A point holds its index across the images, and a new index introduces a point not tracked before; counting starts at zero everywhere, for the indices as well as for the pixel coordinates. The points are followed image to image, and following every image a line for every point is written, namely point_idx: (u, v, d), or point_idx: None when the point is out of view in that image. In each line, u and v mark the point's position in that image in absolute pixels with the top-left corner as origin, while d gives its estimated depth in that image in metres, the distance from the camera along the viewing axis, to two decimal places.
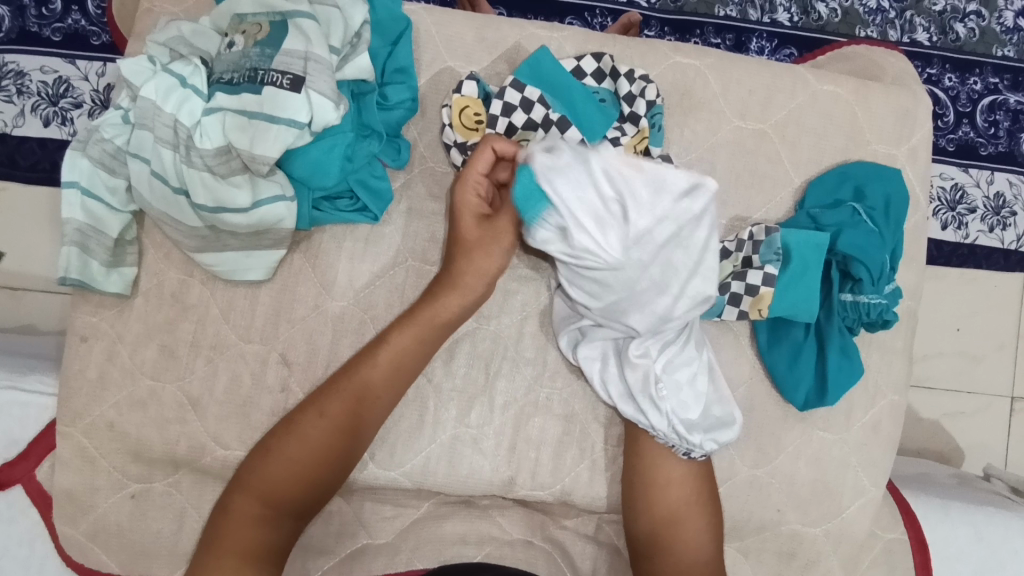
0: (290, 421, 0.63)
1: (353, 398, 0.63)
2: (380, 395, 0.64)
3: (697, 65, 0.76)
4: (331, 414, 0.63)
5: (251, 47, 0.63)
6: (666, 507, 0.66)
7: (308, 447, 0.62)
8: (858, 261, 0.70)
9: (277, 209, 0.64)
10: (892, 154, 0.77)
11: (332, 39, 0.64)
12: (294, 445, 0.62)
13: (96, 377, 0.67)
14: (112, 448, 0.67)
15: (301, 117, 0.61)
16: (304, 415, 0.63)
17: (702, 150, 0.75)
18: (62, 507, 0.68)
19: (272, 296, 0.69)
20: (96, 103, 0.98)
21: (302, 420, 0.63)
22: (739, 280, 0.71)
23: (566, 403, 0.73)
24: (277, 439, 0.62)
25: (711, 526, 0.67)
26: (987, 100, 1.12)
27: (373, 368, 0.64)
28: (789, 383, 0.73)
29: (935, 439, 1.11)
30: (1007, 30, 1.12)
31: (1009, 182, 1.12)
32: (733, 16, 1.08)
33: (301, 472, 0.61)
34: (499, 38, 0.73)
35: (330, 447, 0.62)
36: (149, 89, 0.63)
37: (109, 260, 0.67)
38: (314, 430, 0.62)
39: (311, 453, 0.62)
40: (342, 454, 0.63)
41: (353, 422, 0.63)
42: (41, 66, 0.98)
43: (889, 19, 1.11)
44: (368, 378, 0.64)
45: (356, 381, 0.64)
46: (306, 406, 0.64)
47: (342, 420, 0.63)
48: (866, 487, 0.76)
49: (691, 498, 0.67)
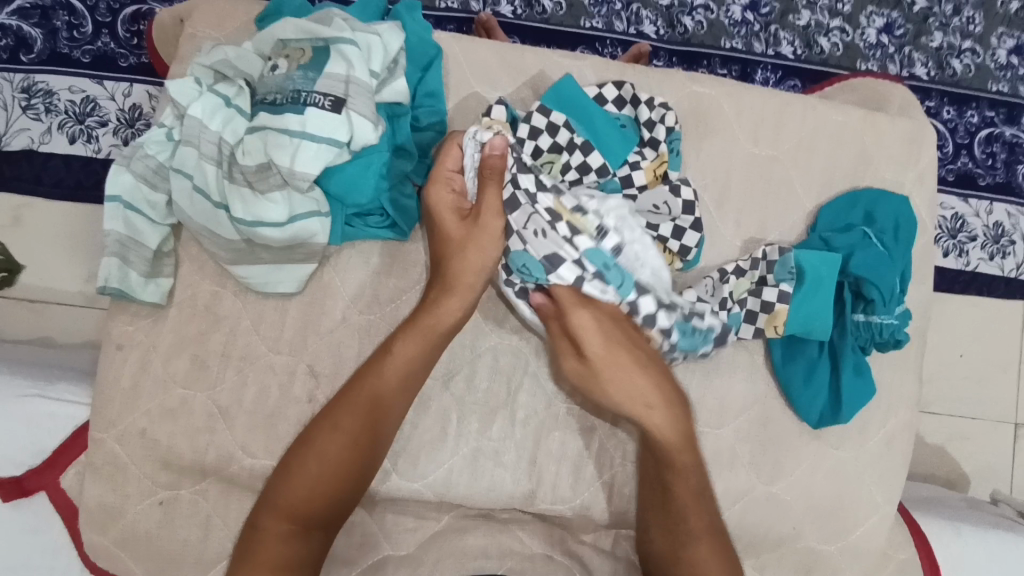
0: (306, 439, 0.64)
1: (360, 409, 0.64)
2: (386, 404, 0.66)
3: (713, 94, 0.80)
4: (345, 428, 0.64)
5: (294, 71, 0.67)
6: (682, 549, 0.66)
7: (325, 460, 0.63)
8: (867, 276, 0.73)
9: (312, 224, 0.67)
10: (898, 180, 0.81)
11: (371, 64, 0.67)
12: (313, 463, 0.63)
13: (130, 385, 0.68)
14: (142, 456, 0.68)
15: (340, 136, 0.65)
16: (319, 432, 0.64)
17: (717, 173, 0.79)
18: (90, 514, 0.68)
19: (302, 308, 0.71)
20: (121, 122, 1.02)
21: (318, 434, 0.64)
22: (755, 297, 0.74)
23: (586, 418, 0.75)
24: (296, 454, 0.63)
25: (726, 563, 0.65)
26: (984, 132, 1.16)
27: (378, 380, 0.65)
28: (804, 402, 0.75)
29: (942, 463, 1.13)
30: (1001, 66, 1.17)
31: (1007, 211, 1.16)
32: (739, 48, 1.13)
33: (325, 483, 0.62)
34: (524, 66, 0.77)
35: (346, 459, 0.63)
36: (195, 109, 0.67)
37: (147, 271, 0.69)
38: (330, 445, 0.63)
39: (327, 464, 0.63)
40: (361, 461, 0.64)
41: (363, 434, 0.64)
42: (69, 86, 1.01)
43: (888, 54, 1.16)
44: (376, 390, 0.65)
45: (363, 394, 0.65)
46: (317, 423, 0.65)
47: (360, 431, 0.64)
48: (880, 504, 0.77)
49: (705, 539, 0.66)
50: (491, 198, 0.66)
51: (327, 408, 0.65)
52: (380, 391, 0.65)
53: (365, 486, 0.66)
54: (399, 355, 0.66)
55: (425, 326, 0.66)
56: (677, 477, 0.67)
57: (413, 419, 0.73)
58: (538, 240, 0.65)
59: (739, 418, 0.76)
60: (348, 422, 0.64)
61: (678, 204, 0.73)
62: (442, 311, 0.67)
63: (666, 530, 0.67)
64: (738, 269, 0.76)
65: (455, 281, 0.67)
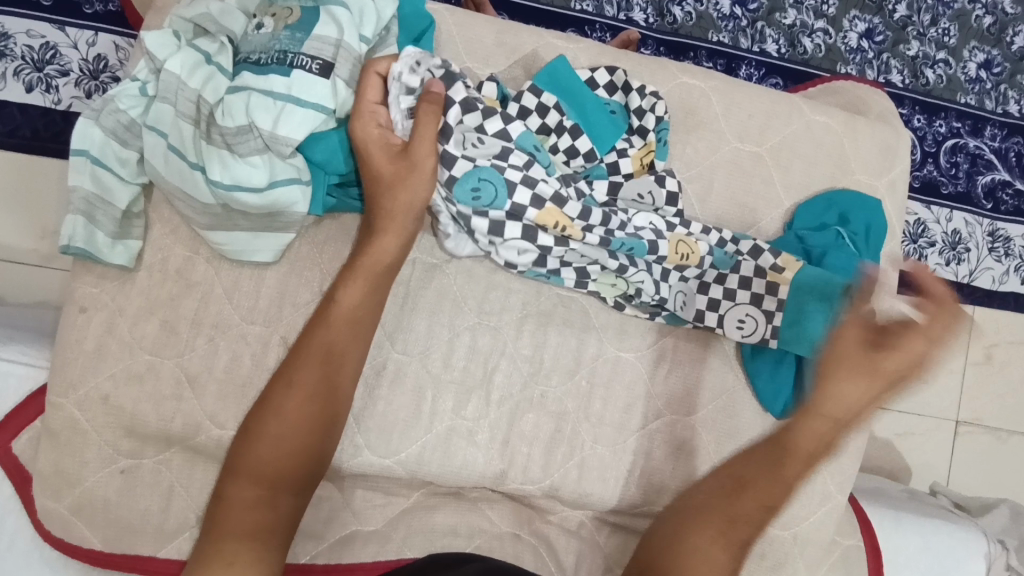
0: (264, 400, 0.64)
1: (314, 367, 0.64)
2: (341, 350, 0.65)
3: (703, 87, 0.80)
4: (301, 382, 0.63)
5: (281, 30, 0.64)
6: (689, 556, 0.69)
7: (288, 420, 0.62)
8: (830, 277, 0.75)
9: (292, 192, 0.65)
10: (873, 184, 0.83)
11: (363, 29, 0.65)
12: (273, 421, 0.62)
13: (94, 348, 0.66)
14: (103, 422, 0.66)
15: (328, 104, 0.63)
16: (276, 391, 0.64)
17: (702, 167, 0.80)
18: (46, 479, 0.66)
19: (279, 278, 0.69)
20: (84, 73, 0.96)
21: (275, 395, 0.64)
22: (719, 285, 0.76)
23: (560, 401, 0.76)
24: (256, 420, 0.63)
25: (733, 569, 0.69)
26: (950, 142, 1.21)
27: (327, 330, 0.65)
28: (769, 394, 0.78)
29: (888, 456, 1.19)
30: (970, 79, 1.21)
31: (965, 220, 1.21)
32: (725, 42, 1.14)
33: (288, 444, 0.62)
34: (518, 44, 0.75)
35: (305, 416, 0.63)
36: (173, 63, 0.64)
37: (115, 232, 0.66)
38: (286, 404, 0.63)
39: (293, 425, 0.62)
40: (320, 426, 0.63)
41: (322, 387, 0.64)
42: (27, 30, 0.95)
43: (867, 59, 1.18)
44: (325, 341, 0.65)
45: (314, 347, 0.64)
46: (273, 383, 0.64)
47: (314, 387, 0.63)
48: (832, 494, 0.81)
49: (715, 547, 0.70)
50: (426, 127, 0.64)
51: (283, 364, 0.65)
52: (329, 342, 0.65)
53: (330, 456, 0.65)
54: (342, 302, 0.65)
55: (370, 266, 0.66)
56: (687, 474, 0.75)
57: (388, 395, 0.72)
58: (479, 154, 0.67)
59: (708, 406, 0.79)
60: (303, 376, 0.63)
61: (663, 195, 0.74)
62: (375, 251, 0.66)
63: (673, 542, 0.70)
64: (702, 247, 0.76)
65: (387, 218, 0.65)
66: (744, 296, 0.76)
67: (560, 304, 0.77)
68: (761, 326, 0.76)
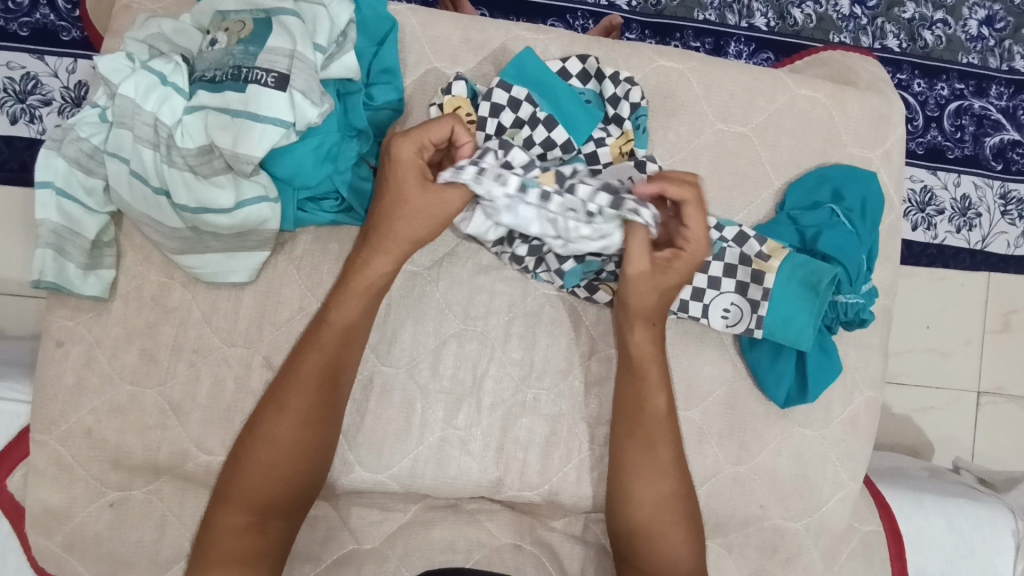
0: (255, 426, 0.62)
1: (310, 391, 0.62)
2: (335, 375, 0.64)
3: (680, 69, 0.77)
4: (292, 410, 0.62)
5: (234, 45, 0.63)
6: (639, 507, 0.67)
7: (277, 448, 0.61)
8: (814, 261, 0.72)
9: (261, 210, 0.64)
10: (867, 156, 0.79)
11: (317, 37, 0.63)
12: (264, 449, 0.61)
13: (74, 382, 0.65)
14: (89, 455, 0.65)
15: (285, 116, 0.61)
16: (268, 416, 0.62)
17: (685, 152, 0.77)
18: (36, 518, 0.65)
19: (257, 298, 0.68)
20: (66, 100, 0.95)
21: (264, 422, 0.62)
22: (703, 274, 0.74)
23: (554, 403, 0.73)
24: (246, 447, 0.61)
25: (695, 540, 0.68)
26: (954, 105, 1.16)
27: (315, 354, 0.63)
28: (771, 382, 0.75)
29: (907, 433, 1.16)
30: (971, 38, 1.16)
31: (974, 184, 1.16)
32: (712, 20, 1.10)
33: (272, 472, 0.60)
34: (485, 39, 0.73)
35: (301, 442, 0.62)
36: (127, 88, 0.63)
37: (86, 262, 0.65)
38: (275, 426, 0.61)
39: (286, 457, 0.61)
40: (312, 447, 0.62)
41: (318, 410, 0.63)
42: (7, 61, 0.94)
43: (861, 26, 1.14)
44: (317, 365, 0.63)
45: (308, 373, 0.63)
46: (265, 408, 0.63)
47: (308, 410, 0.62)
48: (845, 481, 0.78)
49: (667, 498, 0.67)
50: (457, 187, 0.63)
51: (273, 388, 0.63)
52: (325, 365, 0.64)
53: (323, 477, 0.64)
54: (337, 322, 0.64)
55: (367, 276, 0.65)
56: (646, 394, 0.69)
57: (376, 409, 0.71)
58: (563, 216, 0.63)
59: (707, 400, 0.76)
60: (296, 403, 0.62)
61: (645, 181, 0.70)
62: (375, 275, 0.65)
63: (622, 485, 0.68)
64: None
65: (382, 241, 0.65)
66: (729, 285, 0.74)
67: (547, 304, 0.75)
68: (745, 316, 0.73)
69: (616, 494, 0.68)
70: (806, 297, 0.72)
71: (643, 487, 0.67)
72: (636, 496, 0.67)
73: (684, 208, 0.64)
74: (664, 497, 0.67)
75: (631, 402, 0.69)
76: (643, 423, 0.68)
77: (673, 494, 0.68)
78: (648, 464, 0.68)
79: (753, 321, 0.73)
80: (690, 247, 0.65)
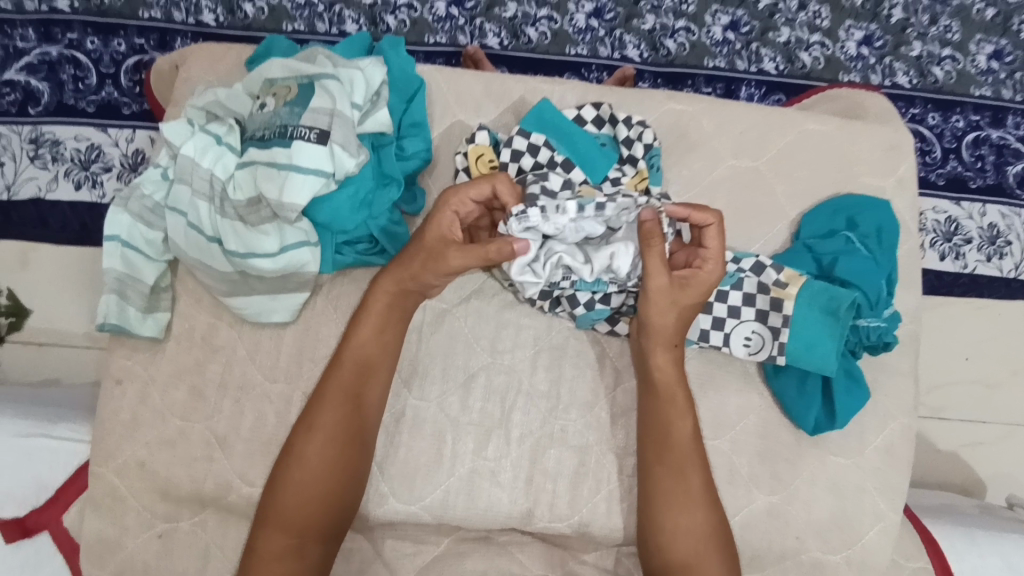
0: (290, 452, 0.65)
1: (337, 410, 0.66)
2: (360, 394, 0.67)
3: (690, 111, 0.82)
4: (321, 429, 0.65)
5: (280, 107, 0.70)
6: (672, 536, 0.67)
7: (309, 470, 0.64)
8: (833, 287, 0.73)
9: (302, 253, 0.69)
10: (879, 185, 0.82)
11: (354, 97, 0.70)
12: (297, 472, 0.64)
13: (129, 418, 0.70)
14: (141, 487, 0.69)
15: (325, 167, 0.67)
16: (299, 438, 0.65)
17: (699, 189, 0.80)
18: (90, 550, 0.69)
19: (297, 336, 0.72)
20: (124, 167, 1.05)
21: (298, 445, 0.65)
22: (722, 303, 0.75)
23: (581, 434, 0.75)
24: (280, 470, 0.64)
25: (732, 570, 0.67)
26: (971, 136, 1.18)
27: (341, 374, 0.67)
28: (800, 409, 0.74)
29: (954, 468, 1.12)
30: (982, 71, 1.19)
31: (1001, 213, 1.16)
32: (722, 66, 1.16)
33: (307, 495, 0.63)
34: (505, 92, 0.79)
35: (333, 463, 0.64)
36: (187, 149, 0.70)
37: (145, 306, 0.71)
38: (309, 449, 0.64)
39: (318, 478, 0.64)
40: (346, 471, 0.65)
41: (346, 429, 0.66)
42: (75, 135, 1.06)
43: (869, 65, 1.18)
44: (342, 385, 0.67)
45: (334, 391, 0.67)
46: (297, 432, 0.66)
47: (335, 429, 0.65)
48: (884, 512, 0.76)
49: (699, 526, 0.67)
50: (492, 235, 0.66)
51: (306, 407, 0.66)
52: (348, 385, 0.67)
53: (356, 501, 0.66)
54: (358, 345, 0.68)
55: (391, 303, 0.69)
56: (669, 418, 0.70)
57: (409, 441, 0.73)
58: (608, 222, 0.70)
59: (735, 429, 0.76)
60: (323, 420, 0.66)
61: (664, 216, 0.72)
62: (394, 299, 0.69)
63: (653, 515, 0.68)
64: None
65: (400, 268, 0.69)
66: (749, 313, 0.75)
67: (572, 337, 0.77)
68: (768, 343, 0.75)
69: (648, 525, 0.68)
70: (827, 323, 0.73)
71: (675, 515, 0.67)
72: (668, 525, 0.67)
73: (707, 229, 0.69)
74: (695, 525, 0.67)
75: (655, 429, 0.70)
76: (668, 448, 0.69)
77: (704, 521, 0.67)
78: (677, 491, 0.68)
79: (774, 349, 0.74)
80: (710, 267, 0.68)
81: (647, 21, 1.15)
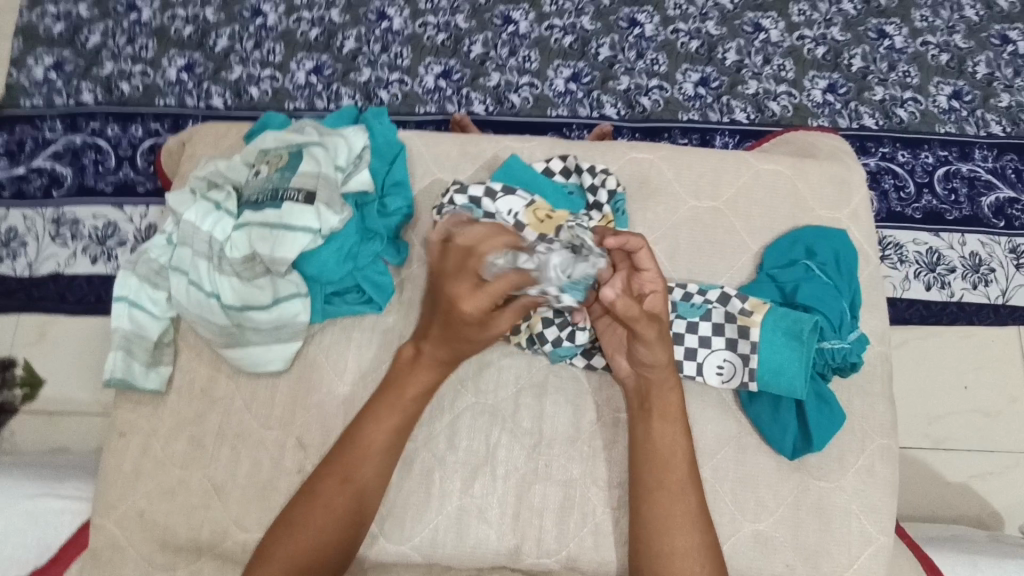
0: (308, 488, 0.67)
1: (369, 469, 0.68)
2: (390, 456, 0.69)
3: (652, 158, 0.89)
4: (354, 480, 0.67)
5: (273, 173, 0.77)
6: (674, 555, 0.67)
7: (331, 507, 0.65)
8: (794, 312, 0.78)
9: (294, 305, 0.75)
10: (835, 217, 0.87)
11: (338, 162, 0.78)
12: (317, 506, 0.65)
13: (131, 469, 0.74)
14: (141, 536, 0.72)
15: (312, 224, 0.74)
16: (325, 479, 0.67)
17: (665, 228, 0.86)
18: None
19: (289, 384, 0.76)
20: (137, 240, 1.13)
21: (321, 480, 0.67)
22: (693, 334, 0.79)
23: (565, 468, 0.77)
24: (300, 502, 0.66)
25: None
26: (942, 170, 1.23)
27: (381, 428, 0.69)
28: (776, 432, 0.77)
29: (961, 498, 1.10)
30: (944, 110, 1.26)
31: (980, 242, 1.20)
32: (697, 119, 1.24)
33: (322, 528, 0.64)
34: (479, 151, 0.87)
35: (353, 508, 0.66)
36: (190, 215, 0.77)
37: (149, 361, 0.76)
38: (328, 485, 0.66)
39: (337, 519, 0.65)
40: (359, 516, 0.67)
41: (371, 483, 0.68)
42: (93, 214, 1.14)
43: (836, 110, 1.26)
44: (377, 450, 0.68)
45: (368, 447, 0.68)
46: (325, 472, 0.67)
47: (365, 481, 0.67)
48: (873, 535, 0.76)
49: (700, 548, 0.67)
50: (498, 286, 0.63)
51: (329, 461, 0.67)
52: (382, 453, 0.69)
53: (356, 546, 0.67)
54: (395, 416, 0.70)
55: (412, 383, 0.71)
56: (676, 441, 0.71)
57: (398, 481, 0.76)
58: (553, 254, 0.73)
59: (715, 456, 0.78)
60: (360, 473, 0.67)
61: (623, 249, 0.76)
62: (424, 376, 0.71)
63: (654, 534, 0.68)
64: (686, 296, 0.81)
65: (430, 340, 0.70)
66: (720, 343, 0.79)
67: (552, 373, 0.80)
68: (739, 370, 0.78)
69: (649, 545, 0.68)
70: (792, 347, 0.76)
71: (677, 535, 0.67)
72: (670, 545, 0.67)
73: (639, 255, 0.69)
74: (696, 545, 0.67)
75: (663, 451, 0.71)
76: (673, 469, 0.70)
77: (704, 544, 0.67)
78: (681, 511, 0.68)
79: (744, 375, 0.78)
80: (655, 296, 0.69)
81: (622, 83, 1.25)
